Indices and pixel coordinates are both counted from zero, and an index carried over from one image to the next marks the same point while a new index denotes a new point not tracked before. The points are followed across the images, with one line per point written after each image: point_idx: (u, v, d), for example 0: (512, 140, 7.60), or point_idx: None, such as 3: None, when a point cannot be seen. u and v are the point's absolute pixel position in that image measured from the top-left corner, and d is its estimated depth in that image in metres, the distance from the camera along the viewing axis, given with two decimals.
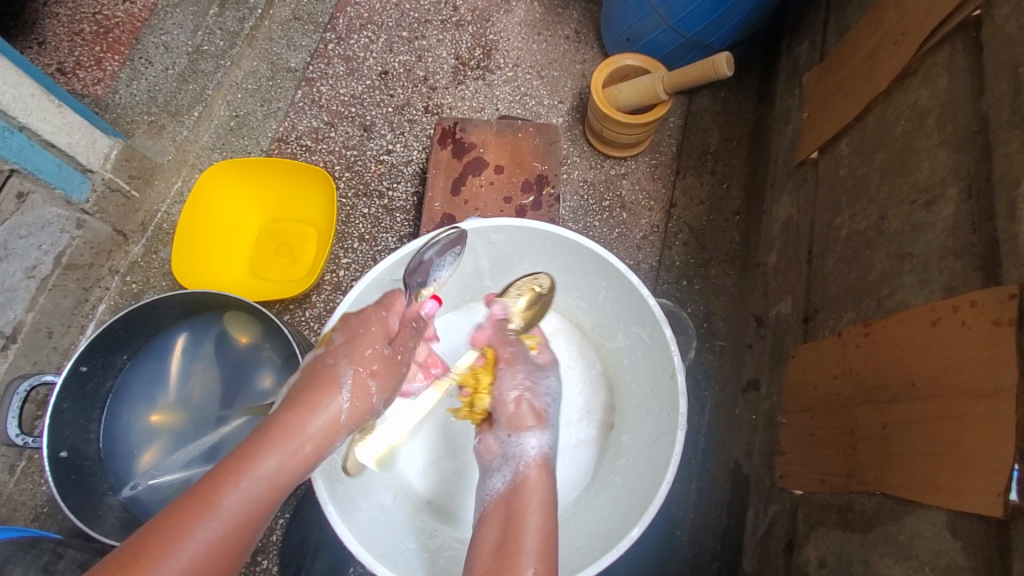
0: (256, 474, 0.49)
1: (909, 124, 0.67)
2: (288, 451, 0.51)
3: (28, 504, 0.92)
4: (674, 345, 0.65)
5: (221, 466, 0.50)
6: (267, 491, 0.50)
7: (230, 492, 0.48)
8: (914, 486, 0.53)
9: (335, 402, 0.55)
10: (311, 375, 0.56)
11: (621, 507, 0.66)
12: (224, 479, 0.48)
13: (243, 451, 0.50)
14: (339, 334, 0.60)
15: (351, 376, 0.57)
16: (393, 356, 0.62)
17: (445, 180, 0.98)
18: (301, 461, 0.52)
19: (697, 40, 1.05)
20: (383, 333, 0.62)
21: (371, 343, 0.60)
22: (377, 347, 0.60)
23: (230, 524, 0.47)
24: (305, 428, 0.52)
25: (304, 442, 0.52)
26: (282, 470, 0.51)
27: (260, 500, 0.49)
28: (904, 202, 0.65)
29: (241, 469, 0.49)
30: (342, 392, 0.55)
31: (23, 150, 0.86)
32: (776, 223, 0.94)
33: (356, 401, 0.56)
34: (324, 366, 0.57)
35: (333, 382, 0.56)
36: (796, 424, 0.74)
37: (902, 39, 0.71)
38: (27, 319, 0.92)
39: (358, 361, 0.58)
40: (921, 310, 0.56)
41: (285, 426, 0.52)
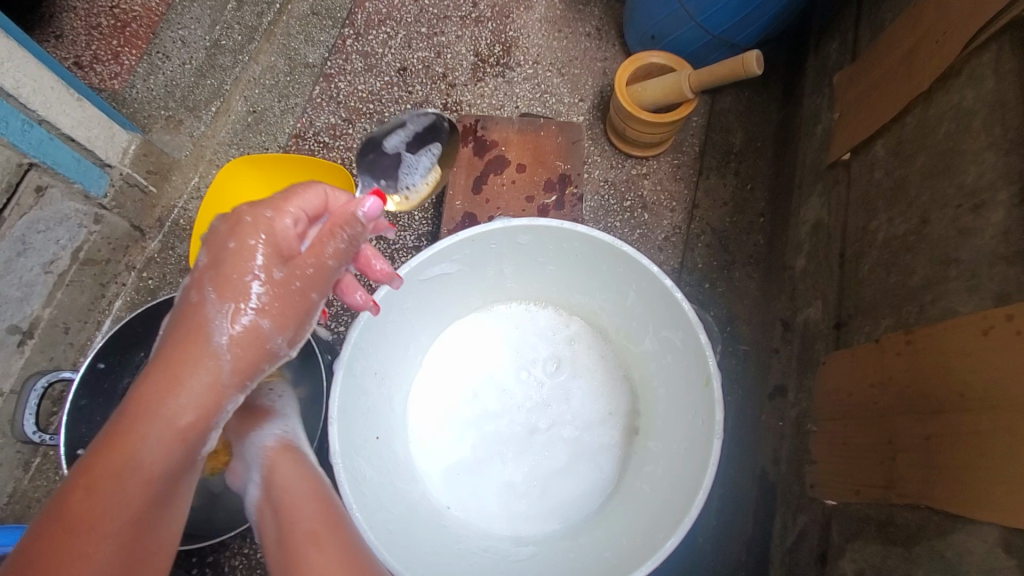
0: (133, 462, 0.49)
1: (953, 125, 0.65)
2: (166, 423, 0.50)
3: (41, 501, 0.91)
4: (711, 352, 0.62)
5: (86, 464, 0.48)
6: (155, 469, 0.50)
7: (108, 493, 0.47)
8: (964, 501, 0.51)
9: (213, 358, 0.53)
10: (180, 333, 0.53)
11: (652, 515, 0.64)
12: (95, 483, 0.47)
13: (109, 444, 0.48)
14: (204, 255, 0.56)
15: (231, 321, 0.54)
16: (288, 280, 0.56)
17: (466, 178, 0.97)
18: (183, 432, 0.51)
19: (724, 37, 1.03)
20: (273, 253, 0.56)
21: (250, 270, 0.55)
22: (262, 275, 0.55)
23: (120, 519, 0.47)
24: (183, 396, 0.51)
25: (179, 413, 0.51)
26: (166, 444, 0.50)
27: (152, 480, 0.49)
28: (949, 206, 0.63)
29: (112, 463, 0.48)
30: (218, 347, 0.53)
31: (43, 144, 0.86)
32: (804, 225, 0.92)
33: (239, 351, 0.54)
34: (191, 317, 0.54)
35: (201, 338, 0.53)
36: (828, 432, 0.72)
37: (944, 37, 0.69)
38: (44, 314, 0.91)
39: (240, 300, 0.54)
40: (970, 318, 0.54)
41: (155, 406, 0.50)
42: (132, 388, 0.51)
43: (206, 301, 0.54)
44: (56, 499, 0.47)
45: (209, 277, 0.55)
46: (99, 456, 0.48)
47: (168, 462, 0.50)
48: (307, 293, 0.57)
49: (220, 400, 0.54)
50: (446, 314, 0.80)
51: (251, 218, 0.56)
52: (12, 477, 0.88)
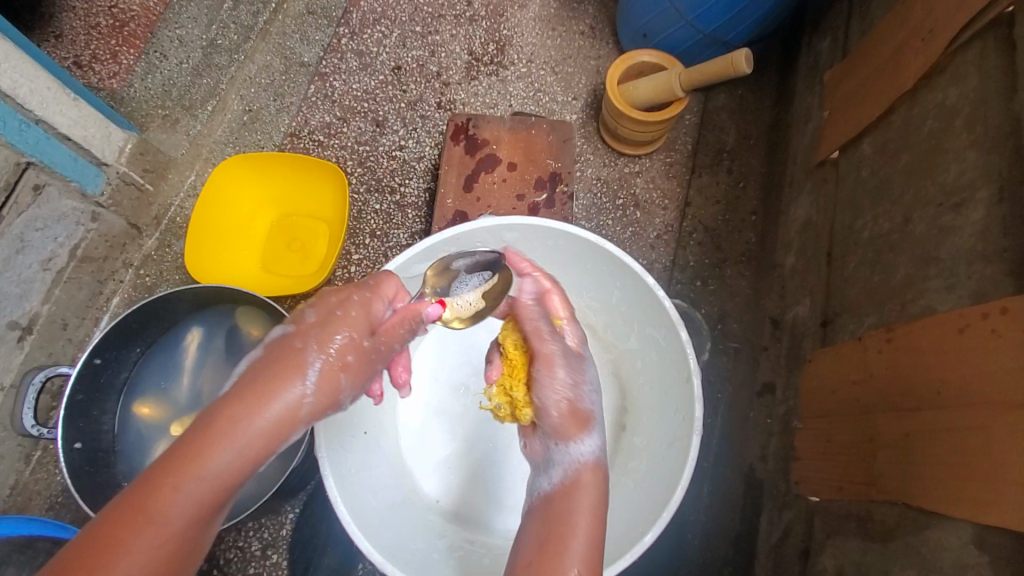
0: (199, 476, 0.48)
1: (936, 124, 0.65)
2: (236, 446, 0.50)
3: (43, 493, 0.91)
4: (691, 349, 0.64)
5: (159, 469, 0.48)
6: (215, 488, 0.49)
7: (169, 498, 0.47)
8: (939, 497, 0.51)
9: (295, 393, 0.53)
10: (271, 361, 0.54)
11: (635, 511, 0.65)
12: (163, 482, 0.47)
13: (183, 451, 0.48)
14: (313, 312, 0.58)
15: (319, 364, 0.54)
16: (371, 348, 0.58)
17: (457, 176, 0.97)
18: (249, 458, 0.50)
19: (715, 36, 1.04)
20: (365, 318, 0.58)
21: (346, 330, 0.57)
22: (354, 334, 0.57)
23: (174, 529, 0.47)
24: (258, 419, 0.51)
25: (252, 434, 0.50)
26: (232, 465, 0.49)
27: (209, 498, 0.48)
28: (931, 205, 0.63)
29: (181, 472, 0.47)
30: (303, 382, 0.53)
31: (40, 143, 0.87)
32: (794, 223, 0.93)
33: (320, 389, 0.54)
34: (287, 352, 0.54)
35: (290, 366, 0.53)
36: (812, 430, 0.72)
37: (929, 35, 0.69)
38: (43, 311, 0.92)
39: (329, 351, 0.55)
40: (948, 316, 0.55)
41: (232, 425, 0.50)
42: (218, 402, 0.51)
43: (305, 347, 0.55)
44: (126, 492, 0.47)
45: (311, 326, 0.56)
46: (173, 461, 0.48)
47: (229, 483, 0.49)
48: (376, 362, 0.60)
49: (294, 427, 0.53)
50: None
51: (350, 293, 0.59)
52: (13, 469, 0.88)
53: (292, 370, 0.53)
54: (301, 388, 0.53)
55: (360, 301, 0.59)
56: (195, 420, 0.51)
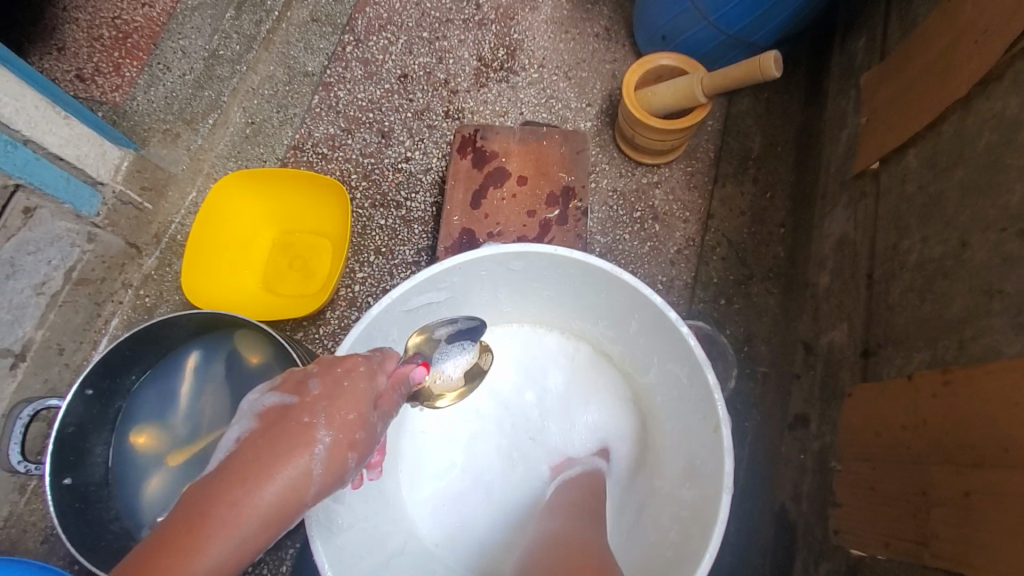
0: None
1: (997, 136, 0.58)
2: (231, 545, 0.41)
3: (37, 524, 0.87)
4: (719, 393, 0.57)
5: (138, 572, 0.39)
6: None
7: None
8: (1015, 575, 0.45)
9: (300, 471, 0.44)
10: (272, 434, 0.45)
11: (661, 570, 0.59)
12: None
13: (172, 544, 0.40)
14: (317, 379, 0.49)
15: (329, 442, 0.46)
16: (378, 422, 0.50)
17: (465, 192, 0.92)
18: (249, 552, 0.42)
19: (740, 37, 0.97)
20: (370, 388, 0.50)
21: (355, 405, 0.48)
22: (363, 410, 0.48)
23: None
24: (258, 507, 0.42)
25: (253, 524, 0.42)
26: (225, 565, 0.41)
27: None
28: (991, 229, 0.56)
29: (169, 575, 0.39)
30: (311, 461, 0.45)
31: (28, 164, 0.84)
32: (828, 239, 0.85)
33: (330, 465, 0.45)
34: (292, 425, 0.45)
35: (297, 441, 0.45)
36: (853, 472, 0.65)
37: (987, 36, 0.62)
38: (37, 336, 0.89)
39: (338, 427, 0.47)
40: (1021, 364, 0.48)
41: (235, 511, 0.41)
42: (209, 485, 0.42)
43: (312, 422, 0.46)
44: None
45: (318, 397, 0.47)
46: (162, 556, 0.39)
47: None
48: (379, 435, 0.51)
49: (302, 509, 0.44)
50: None
51: (355, 361, 0.51)
52: (8, 501, 0.85)
53: (299, 447, 0.45)
54: (308, 467, 0.45)
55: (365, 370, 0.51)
56: (181, 504, 0.42)
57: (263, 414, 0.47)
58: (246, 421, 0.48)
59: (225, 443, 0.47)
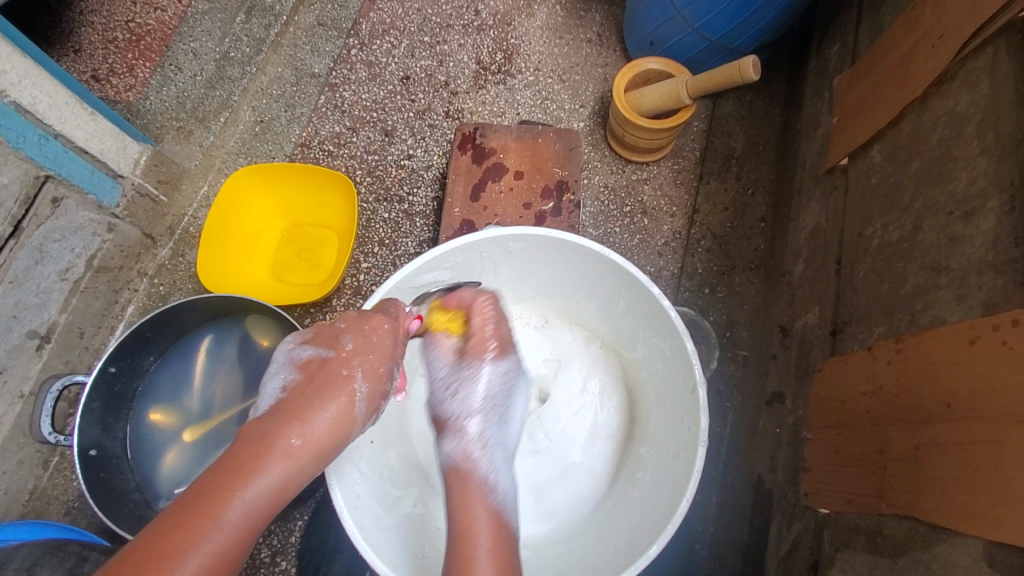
0: (261, 486, 0.52)
1: (947, 131, 0.65)
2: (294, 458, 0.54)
3: (60, 498, 0.92)
4: (697, 360, 0.64)
5: (225, 472, 0.52)
6: (273, 494, 0.53)
7: (236, 505, 0.50)
8: (950, 512, 0.51)
9: (343, 406, 0.58)
10: (319, 380, 0.59)
11: (641, 524, 0.65)
12: (233, 490, 0.50)
13: (247, 460, 0.53)
14: (349, 337, 0.62)
15: (363, 389, 0.60)
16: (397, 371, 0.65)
17: (465, 186, 0.98)
18: (305, 471, 0.55)
19: (723, 42, 1.03)
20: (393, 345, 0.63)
21: (383, 360, 0.63)
22: (389, 363, 0.63)
23: (236, 535, 0.50)
24: (313, 430, 0.56)
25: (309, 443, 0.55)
26: (288, 473, 0.54)
27: (265, 505, 0.52)
28: (941, 213, 0.63)
29: (247, 482, 0.51)
30: (352, 403, 0.59)
31: (58, 157, 0.90)
32: (803, 230, 0.92)
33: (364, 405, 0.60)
34: (334, 377, 0.60)
35: (340, 385, 0.59)
36: (822, 439, 0.71)
37: (940, 42, 0.68)
38: (60, 320, 0.94)
39: (370, 378, 0.61)
40: (959, 328, 0.54)
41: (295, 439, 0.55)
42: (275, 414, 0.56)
43: (349, 374, 0.60)
44: (189, 496, 0.50)
45: (352, 353, 0.61)
46: (240, 470, 0.52)
47: (284, 492, 0.54)
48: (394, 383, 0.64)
49: (343, 437, 0.58)
50: None
51: (380, 319, 0.63)
52: (32, 475, 0.90)
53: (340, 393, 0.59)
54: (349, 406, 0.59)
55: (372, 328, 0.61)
56: (253, 428, 0.55)
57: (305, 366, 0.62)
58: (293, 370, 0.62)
59: (274, 391, 0.61)
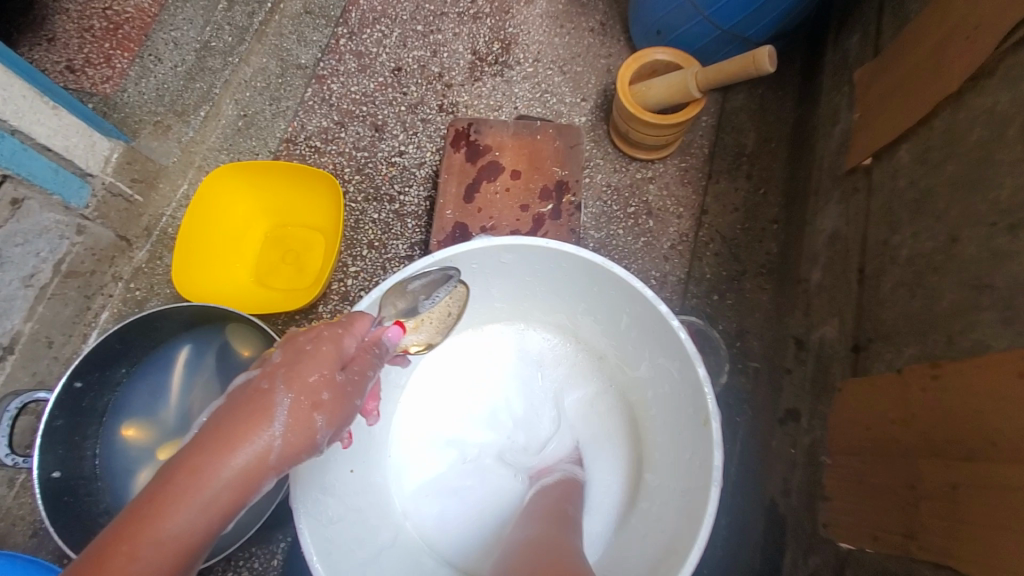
0: (156, 542, 0.44)
1: (987, 132, 0.58)
2: (198, 507, 0.45)
3: (26, 518, 0.87)
4: (709, 386, 0.58)
5: (115, 533, 0.44)
6: (176, 554, 0.44)
7: (121, 570, 0.42)
8: (996, 568, 0.45)
9: (265, 438, 0.49)
10: (237, 405, 0.49)
11: (648, 564, 0.60)
12: (117, 552, 0.43)
13: (140, 515, 0.44)
14: (278, 350, 0.54)
15: (288, 407, 0.50)
16: (345, 383, 0.54)
17: (457, 186, 0.91)
18: (216, 516, 0.46)
19: (734, 32, 0.96)
20: (337, 357, 0.54)
21: (316, 368, 0.53)
22: (325, 371, 0.53)
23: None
24: (223, 473, 0.47)
25: (222, 486, 0.46)
26: (194, 527, 0.45)
27: (169, 567, 0.44)
28: (981, 224, 0.56)
29: (137, 539, 0.43)
30: (273, 427, 0.49)
31: (16, 155, 0.83)
32: (821, 235, 0.85)
33: (293, 430, 0.50)
34: (252, 396, 0.50)
35: (264, 411, 0.49)
36: (845, 468, 0.65)
37: (979, 32, 0.62)
38: (26, 328, 0.88)
39: (299, 390, 0.51)
40: (1008, 357, 0.48)
41: (193, 481, 0.46)
42: (180, 453, 0.47)
43: (272, 387, 0.51)
44: (74, 565, 0.43)
45: (277, 365, 0.52)
46: (127, 527, 0.44)
47: (189, 544, 0.45)
48: (353, 397, 0.55)
49: (271, 471, 0.49)
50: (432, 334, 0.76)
51: (319, 328, 0.56)
52: None
53: (258, 413, 0.49)
54: (272, 435, 0.49)
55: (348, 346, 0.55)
56: (154, 474, 0.47)
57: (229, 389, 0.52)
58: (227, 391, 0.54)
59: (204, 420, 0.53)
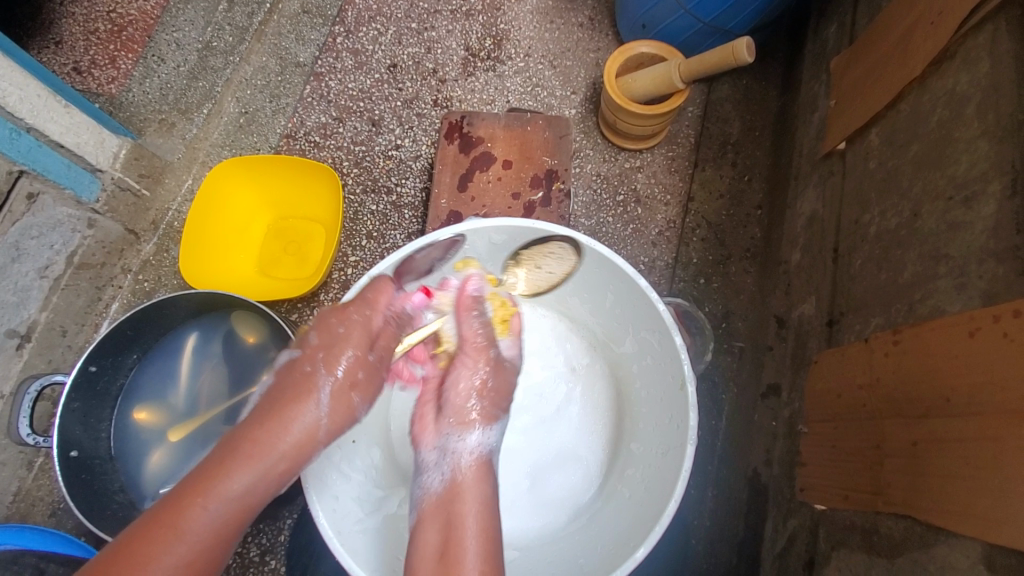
0: (223, 496, 0.53)
1: (946, 112, 0.62)
2: (257, 470, 0.55)
3: (45, 499, 0.91)
4: (685, 354, 0.62)
5: (188, 487, 0.53)
6: (238, 507, 0.54)
7: (197, 517, 0.52)
8: (947, 512, 0.49)
9: (311, 414, 0.58)
10: (289, 387, 0.58)
11: (630, 523, 0.63)
12: (192, 502, 0.52)
13: (208, 475, 0.54)
14: (314, 334, 0.61)
15: (330, 388, 0.59)
16: (376, 361, 0.62)
17: (452, 176, 0.95)
18: (272, 480, 0.56)
19: (716, 24, 1.00)
20: (366, 339, 0.61)
21: (353, 351, 0.60)
22: (359, 352, 0.61)
23: (200, 544, 0.52)
24: (278, 443, 0.56)
25: (278, 454, 0.56)
26: (253, 486, 0.55)
27: (231, 517, 0.54)
28: (940, 199, 0.60)
29: (207, 493, 0.53)
30: (318, 406, 0.58)
31: (31, 151, 0.87)
32: (800, 218, 0.89)
33: (334, 409, 0.59)
34: (300, 378, 0.59)
35: (310, 392, 0.58)
36: (818, 434, 0.69)
37: (940, 19, 0.65)
38: (41, 318, 0.92)
39: (344, 375, 0.60)
40: (958, 319, 0.52)
41: (254, 449, 0.55)
42: (243, 426, 0.57)
43: (314, 371, 0.59)
44: (152, 512, 0.52)
45: (315, 350, 0.60)
46: (198, 483, 0.53)
47: (249, 501, 0.55)
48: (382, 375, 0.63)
49: (315, 445, 0.58)
50: None
51: (349, 310, 0.61)
52: (16, 476, 0.89)
53: (305, 396, 0.58)
54: (317, 413, 0.58)
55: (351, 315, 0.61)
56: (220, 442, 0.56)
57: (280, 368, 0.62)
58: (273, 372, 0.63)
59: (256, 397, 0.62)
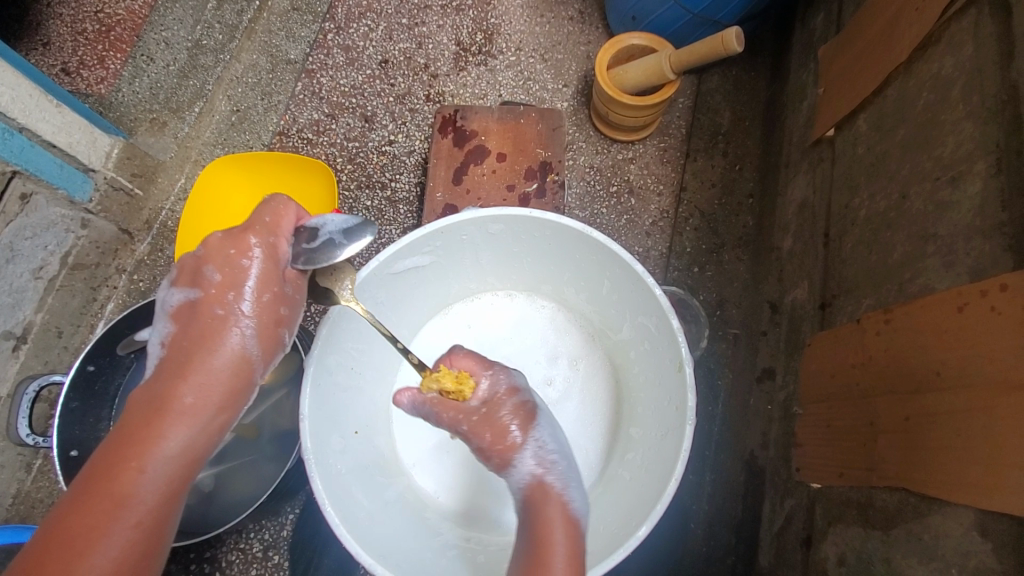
0: (161, 455, 0.53)
1: (932, 95, 0.63)
2: (195, 423, 0.55)
3: (45, 501, 0.91)
4: (682, 337, 0.63)
5: (120, 453, 0.52)
6: (179, 463, 0.54)
7: (136, 481, 0.51)
8: (940, 483, 0.50)
9: (237, 351, 0.58)
10: (201, 334, 0.57)
11: (631, 504, 0.64)
12: (127, 467, 0.51)
13: (142, 436, 0.53)
14: (214, 270, 0.58)
15: (248, 320, 0.58)
16: (290, 290, 0.61)
17: (447, 169, 0.96)
18: (212, 429, 0.56)
19: (705, 15, 1.01)
20: (278, 270, 0.59)
21: (265, 286, 0.59)
22: (271, 287, 0.59)
23: (145, 508, 0.51)
24: (210, 386, 0.56)
25: (210, 400, 0.56)
26: (193, 439, 0.55)
27: (175, 474, 0.53)
28: (928, 179, 0.61)
29: (144, 455, 0.52)
30: (244, 340, 0.58)
31: (24, 151, 0.86)
32: (791, 205, 0.90)
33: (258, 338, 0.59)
34: (212, 320, 0.58)
35: (223, 331, 0.57)
36: (813, 415, 0.70)
37: (925, 4, 0.66)
38: (36, 319, 0.92)
39: (257, 312, 0.58)
40: (947, 295, 0.53)
41: (187, 400, 0.55)
42: (166, 380, 0.55)
43: (219, 310, 0.58)
44: (81, 485, 0.50)
45: (222, 289, 0.58)
46: (132, 447, 0.52)
47: (190, 457, 0.54)
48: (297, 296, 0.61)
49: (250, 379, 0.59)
50: (426, 307, 0.81)
51: (250, 239, 0.58)
52: (15, 478, 0.88)
53: (223, 336, 0.57)
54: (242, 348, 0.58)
55: (264, 252, 0.59)
56: (143, 402, 0.55)
57: (173, 310, 0.59)
58: (167, 321, 0.59)
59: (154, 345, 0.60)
